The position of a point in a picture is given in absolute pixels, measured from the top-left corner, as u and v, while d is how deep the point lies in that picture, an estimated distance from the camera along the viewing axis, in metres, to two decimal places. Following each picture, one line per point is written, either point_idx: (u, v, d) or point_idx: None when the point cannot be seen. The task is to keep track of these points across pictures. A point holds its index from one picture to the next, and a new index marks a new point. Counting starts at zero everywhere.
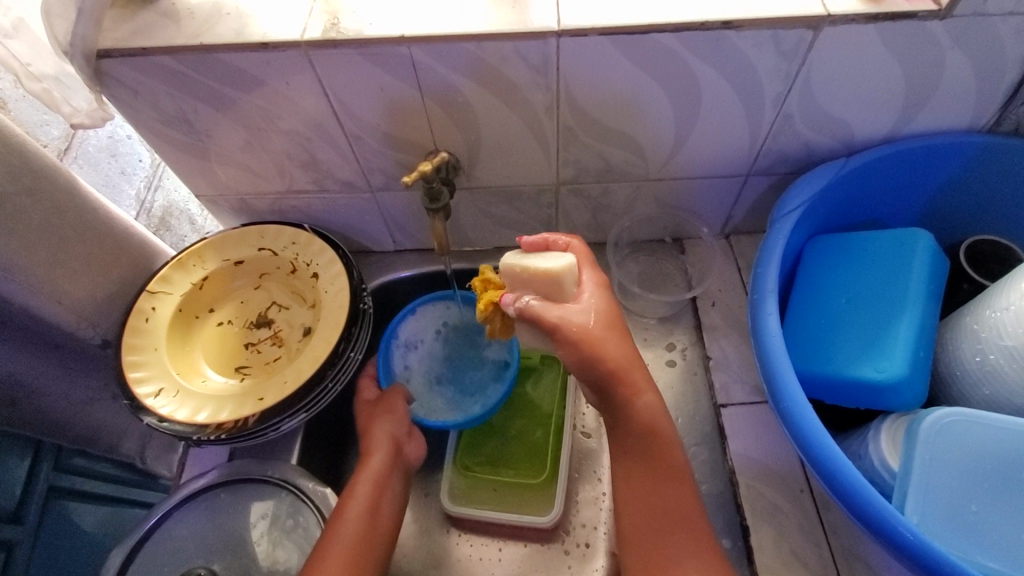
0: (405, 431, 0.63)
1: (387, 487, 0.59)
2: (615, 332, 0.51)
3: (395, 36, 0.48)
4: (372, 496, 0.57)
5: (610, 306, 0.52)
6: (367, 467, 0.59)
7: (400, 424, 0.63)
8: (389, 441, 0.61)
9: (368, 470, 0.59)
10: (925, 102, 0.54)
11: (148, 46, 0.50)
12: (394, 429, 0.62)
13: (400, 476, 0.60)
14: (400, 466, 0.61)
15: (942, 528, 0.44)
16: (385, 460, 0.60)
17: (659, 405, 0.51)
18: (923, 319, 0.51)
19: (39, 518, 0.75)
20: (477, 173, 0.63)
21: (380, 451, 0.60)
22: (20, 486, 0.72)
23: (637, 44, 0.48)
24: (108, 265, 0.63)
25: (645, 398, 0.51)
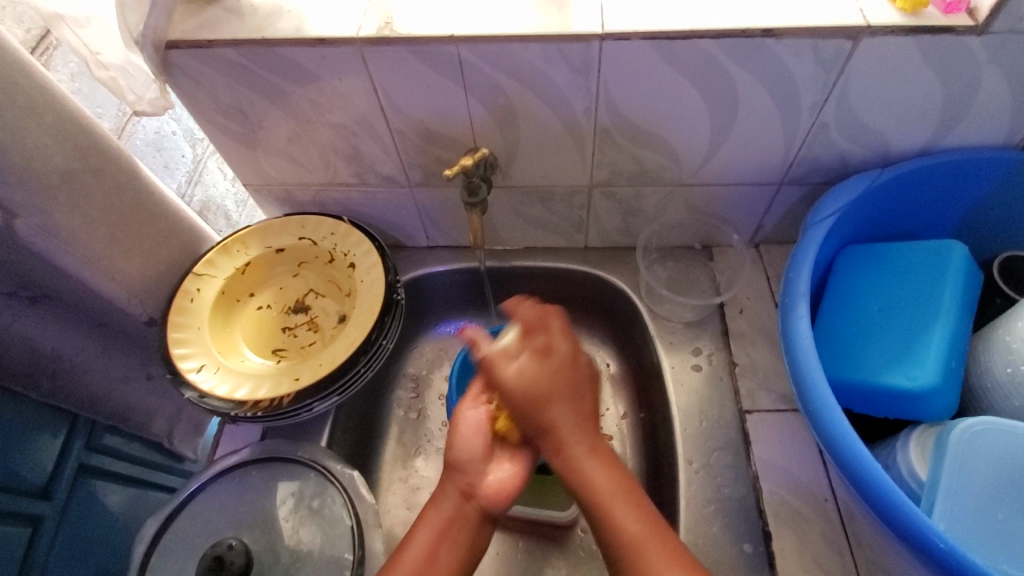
0: (477, 473, 0.54)
1: (450, 536, 0.52)
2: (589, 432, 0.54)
3: (444, 35, 0.51)
4: (429, 546, 0.51)
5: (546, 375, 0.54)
6: (436, 506, 0.54)
7: (468, 469, 0.54)
8: (457, 487, 0.54)
9: (429, 520, 0.53)
10: (961, 116, 0.54)
11: (213, 39, 0.53)
12: (461, 479, 0.54)
13: (467, 531, 0.53)
14: (473, 513, 0.53)
15: (972, 536, 0.44)
16: (455, 507, 0.53)
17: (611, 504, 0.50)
18: (956, 331, 0.51)
19: (67, 495, 0.77)
20: (513, 172, 0.65)
21: (447, 500, 0.54)
22: (52, 462, 0.75)
23: (677, 50, 0.50)
24: (158, 246, 0.66)
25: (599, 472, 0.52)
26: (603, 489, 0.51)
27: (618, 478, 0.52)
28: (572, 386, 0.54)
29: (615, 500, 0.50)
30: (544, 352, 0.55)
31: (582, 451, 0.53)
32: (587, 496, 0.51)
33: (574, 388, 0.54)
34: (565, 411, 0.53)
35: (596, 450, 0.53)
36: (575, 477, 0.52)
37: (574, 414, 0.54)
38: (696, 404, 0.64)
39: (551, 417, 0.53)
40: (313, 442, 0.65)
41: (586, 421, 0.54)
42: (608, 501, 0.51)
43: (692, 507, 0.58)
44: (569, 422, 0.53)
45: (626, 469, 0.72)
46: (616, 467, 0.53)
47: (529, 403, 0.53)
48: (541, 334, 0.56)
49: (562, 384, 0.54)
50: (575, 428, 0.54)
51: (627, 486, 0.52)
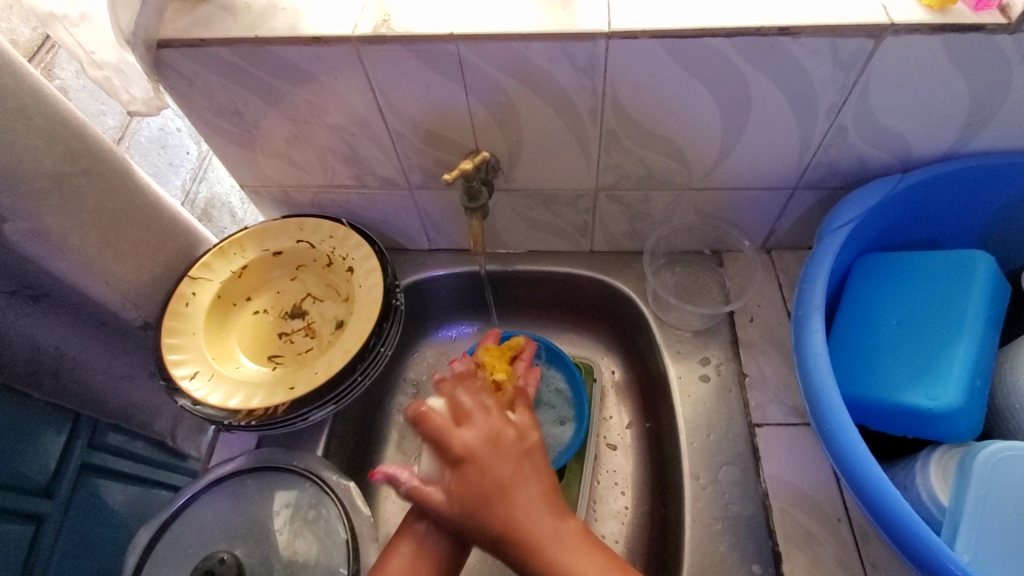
0: (436, 503, 0.50)
1: (421, 566, 0.48)
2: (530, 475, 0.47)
3: (444, 33, 0.48)
4: (409, 569, 0.48)
5: (503, 443, 0.48)
6: (406, 531, 0.50)
7: (427, 500, 0.50)
8: (416, 514, 0.50)
9: (407, 537, 0.50)
10: (989, 119, 0.51)
11: (205, 37, 0.51)
12: (416, 510, 0.50)
13: (444, 545, 0.49)
14: (445, 535, 0.49)
15: (996, 569, 0.41)
16: (416, 539, 0.49)
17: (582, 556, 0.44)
18: (982, 347, 0.48)
19: (70, 493, 0.76)
20: (516, 175, 0.63)
21: (407, 539, 0.49)
22: (54, 461, 0.74)
23: (688, 49, 0.47)
24: (154, 248, 0.65)
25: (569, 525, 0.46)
26: (541, 535, 0.44)
27: (605, 559, 0.45)
28: (532, 462, 0.48)
29: (555, 539, 0.45)
30: (483, 395, 0.51)
31: (530, 505, 0.45)
32: (514, 545, 0.44)
33: (441, 446, 0.47)
34: (525, 491, 0.46)
35: (550, 496, 0.47)
36: (493, 530, 0.45)
37: (524, 465, 0.47)
38: (704, 417, 0.62)
39: (508, 508, 0.45)
40: (310, 450, 0.64)
41: (543, 493, 0.47)
42: (546, 546, 0.44)
43: (699, 525, 0.56)
44: (535, 500, 0.46)
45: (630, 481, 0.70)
46: (568, 513, 0.47)
47: (479, 497, 0.45)
48: (462, 416, 0.49)
49: (500, 467, 0.46)
50: (538, 504, 0.46)
51: (558, 508, 0.46)
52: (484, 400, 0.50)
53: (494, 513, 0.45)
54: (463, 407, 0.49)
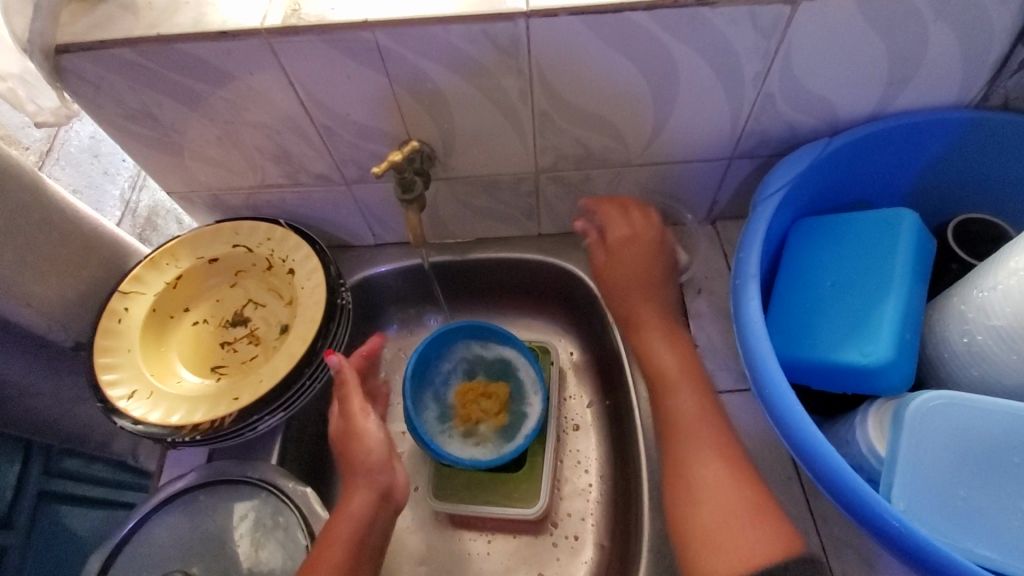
0: (388, 472, 0.58)
1: (367, 538, 0.54)
2: (677, 350, 0.60)
3: (358, 21, 0.46)
4: (354, 541, 0.52)
5: (642, 254, 0.63)
6: (346, 511, 0.54)
7: (379, 466, 0.58)
8: (371, 486, 0.56)
9: (346, 514, 0.54)
10: (909, 78, 0.52)
11: (105, 39, 0.48)
12: (376, 471, 0.57)
13: (383, 522, 0.56)
14: (385, 511, 0.56)
15: (931, 516, 0.43)
16: (365, 506, 0.55)
17: (694, 410, 0.55)
18: (910, 301, 0.50)
19: (30, 521, 0.73)
20: (454, 163, 0.62)
21: (362, 499, 0.55)
22: (12, 489, 0.70)
23: (610, 24, 0.47)
24: (79, 265, 0.61)
25: (679, 400, 0.56)
26: (668, 367, 0.58)
27: (683, 359, 0.59)
28: (668, 324, 0.62)
29: (705, 464, 0.51)
30: (652, 285, 0.63)
31: (672, 383, 0.57)
32: (654, 375, 0.58)
33: (649, 258, 0.64)
34: (664, 338, 0.60)
35: (677, 344, 0.60)
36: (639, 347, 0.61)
37: (659, 330, 0.61)
38: None
39: (641, 334, 0.61)
40: (264, 459, 0.62)
41: (662, 328, 0.61)
42: (697, 423, 0.54)
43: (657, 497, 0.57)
44: (674, 362, 0.59)
45: (594, 459, 0.70)
46: (694, 378, 0.57)
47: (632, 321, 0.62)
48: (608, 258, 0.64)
49: (632, 300, 0.63)
50: (674, 352, 0.59)
51: (723, 443, 0.52)
52: (649, 245, 0.64)
53: (639, 344, 0.60)
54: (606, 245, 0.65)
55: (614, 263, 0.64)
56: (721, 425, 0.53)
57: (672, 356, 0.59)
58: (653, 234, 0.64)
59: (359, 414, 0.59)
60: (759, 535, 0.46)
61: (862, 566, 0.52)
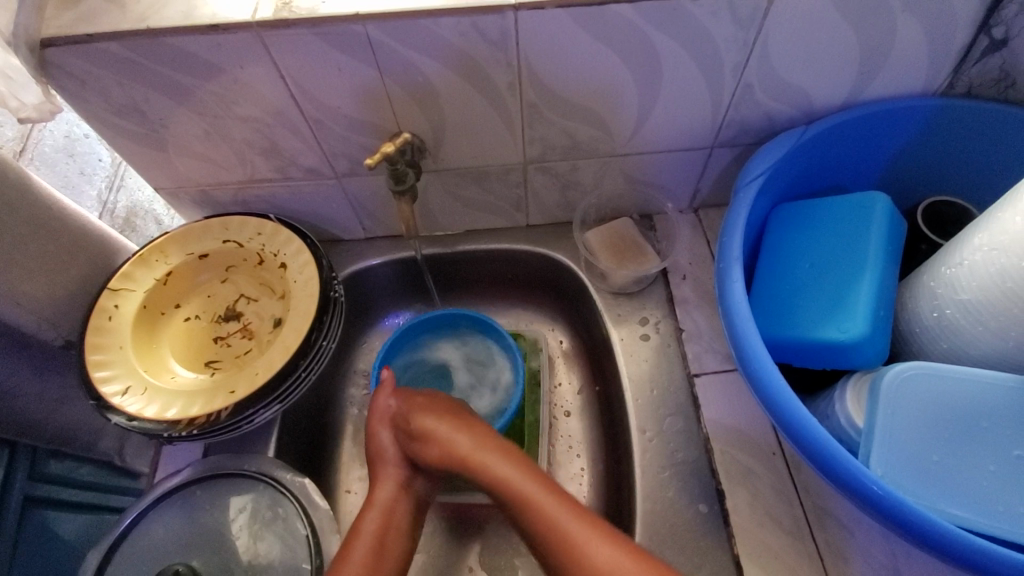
0: (408, 466, 0.59)
1: (394, 523, 0.55)
2: (489, 446, 0.55)
3: (349, 14, 0.47)
4: (380, 530, 0.54)
5: (424, 399, 0.60)
6: (374, 503, 0.56)
7: (400, 460, 0.59)
8: (394, 479, 0.58)
9: (374, 506, 0.56)
10: (879, 68, 0.55)
11: (92, 32, 0.48)
12: (396, 462, 0.59)
13: (407, 515, 0.57)
14: (407, 503, 0.57)
15: (906, 480, 0.45)
16: (389, 497, 0.57)
17: (518, 474, 0.53)
18: (883, 280, 0.52)
19: (17, 527, 0.68)
20: (443, 155, 0.63)
21: (385, 488, 0.57)
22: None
23: (596, 17, 0.48)
24: (66, 262, 0.61)
25: (507, 473, 0.53)
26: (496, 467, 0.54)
27: (532, 475, 0.53)
28: (464, 421, 0.58)
29: (559, 512, 0.50)
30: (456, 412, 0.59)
31: (519, 479, 0.53)
32: (515, 497, 0.52)
33: (451, 408, 0.59)
34: (505, 457, 0.54)
35: (528, 470, 0.54)
36: (443, 451, 0.56)
37: (501, 449, 0.55)
38: (647, 374, 0.65)
39: (485, 455, 0.55)
40: (261, 452, 0.62)
41: (502, 452, 0.55)
42: (547, 505, 0.50)
43: (648, 475, 0.59)
44: (518, 475, 0.53)
45: (585, 444, 0.72)
46: (536, 471, 0.54)
47: (469, 457, 0.55)
48: (407, 403, 0.60)
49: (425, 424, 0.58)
50: (512, 467, 0.54)
51: (549, 487, 0.52)
52: (452, 406, 0.60)
53: (486, 469, 0.54)
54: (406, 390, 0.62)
55: (421, 405, 0.59)
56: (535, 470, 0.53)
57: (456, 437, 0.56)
58: (444, 397, 0.61)
59: (381, 420, 0.60)
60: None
61: (843, 533, 0.54)
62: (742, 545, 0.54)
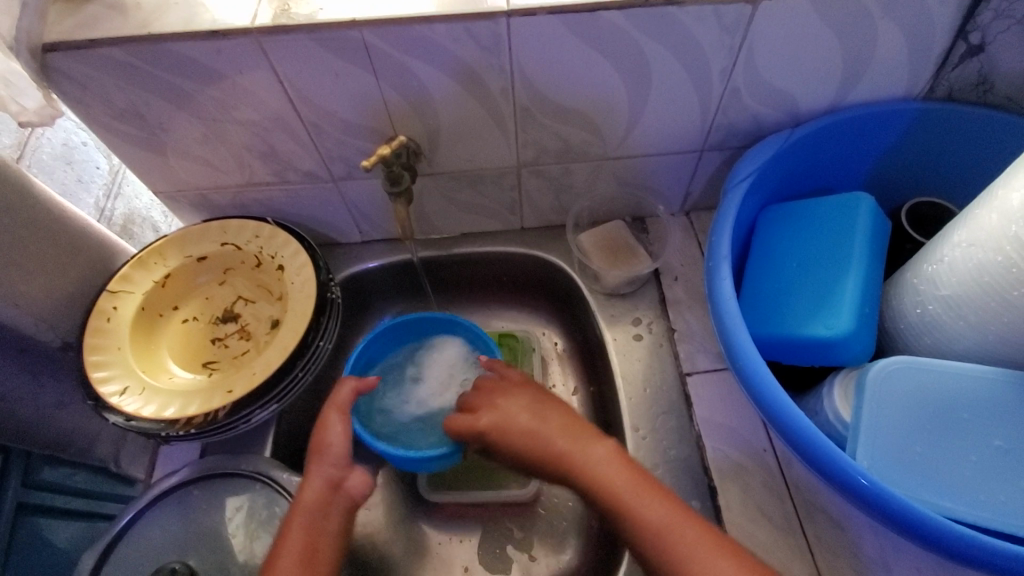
0: (345, 464, 0.54)
1: (325, 528, 0.51)
2: (573, 427, 0.53)
3: (347, 19, 0.48)
4: (309, 539, 0.50)
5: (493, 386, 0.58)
6: (302, 506, 0.52)
7: (340, 458, 0.54)
8: (325, 478, 0.53)
9: (302, 509, 0.52)
10: (861, 73, 0.57)
11: (95, 38, 0.49)
12: (332, 461, 0.54)
13: (341, 516, 0.53)
14: (340, 505, 0.53)
15: (891, 471, 0.46)
16: (320, 497, 0.52)
17: (614, 457, 0.51)
18: (869, 278, 0.53)
19: (8, 535, 0.67)
20: (439, 158, 0.64)
21: (313, 487, 0.53)
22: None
23: (586, 22, 0.50)
24: (65, 264, 0.61)
25: (598, 451, 0.51)
26: (568, 447, 0.52)
27: (619, 467, 0.50)
28: (576, 420, 0.54)
29: (632, 500, 0.48)
30: (540, 398, 0.56)
31: (635, 495, 0.48)
32: (610, 501, 0.49)
33: (535, 397, 0.56)
34: (612, 459, 0.50)
35: (649, 492, 0.48)
36: (523, 439, 0.53)
37: (608, 449, 0.51)
38: (640, 373, 0.66)
39: (589, 454, 0.51)
40: (257, 453, 0.63)
41: (597, 438, 0.52)
42: (671, 535, 0.46)
43: None
44: (628, 482, 0.49)
45: None
46: (663, 493, 0.48)
47: (567, 456, 0.51)
48: (485, 403, 0.57)
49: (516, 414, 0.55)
50: (616, 471, 0.50)
51: (632, 470, 0.50)
52: (536, 395, 0.56)
53: (584, 468, 0.50)
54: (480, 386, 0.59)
55: (497, 399, 0.56)
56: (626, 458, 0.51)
57: (524, 415, 0.54)
58: (529, 390, 0.57)
59: (336, 411, 0.57)
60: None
61: (833, 528, 0.55)
62: (733, 540, 0.55)
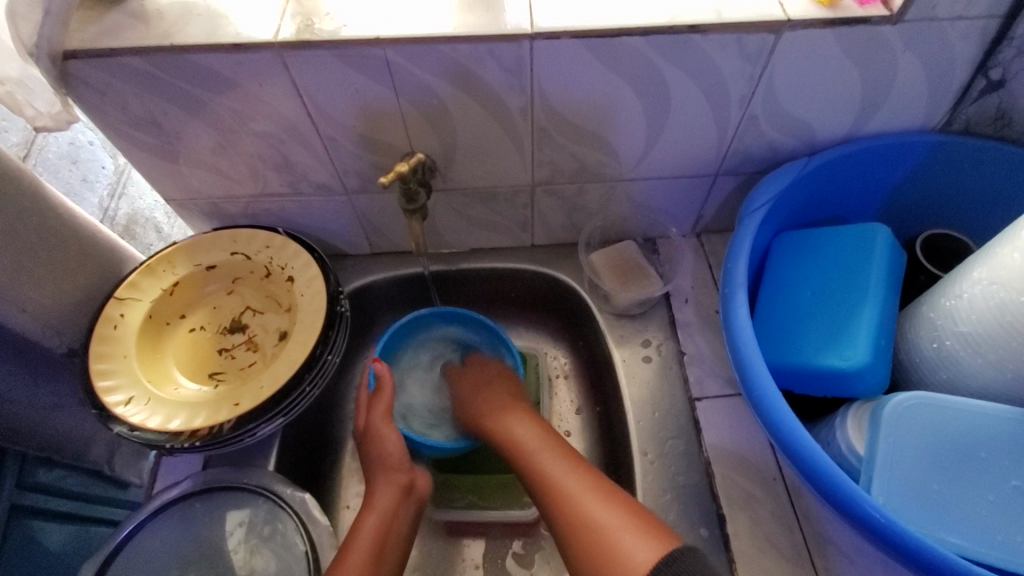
0: (409, 470, 0.59)
1: (393, 529, 0.55)
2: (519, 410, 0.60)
3: (370, 37, 0.48)
4: (379, 537, 0.53)
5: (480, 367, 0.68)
6: (375, 507, 0.55)
7: (401, 465, 0.58)
8: (398, 485, 0.57)
9: (375, 509, 0.55)
10: (880, 103, 0.57)
11: (116, 47, 0.49)
12: (398, 467, 0.58)
13: (406, 520, 0.57)
14: (409, 508, 0.57)
15: (907, 507, 0.46)
16: (393, 502, 0.56)
17: (534, 429, 0.58)
18: (884, 310, 0.53)
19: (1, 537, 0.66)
20: (454, 175, 0.64)
21: (387, 493, 0.56)
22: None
23: (609, 48, 0.50)
24: (74, 270, 0.61)
25: (527, 413, 0.60)
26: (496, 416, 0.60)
27: (542, 436, 0.57)
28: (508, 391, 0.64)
29: (548, 455, 0.54)
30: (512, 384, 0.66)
31: (546, 450, 0.55)
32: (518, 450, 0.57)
33: (512, 392, 0.64)
34: (522, 420, 0.59)
35: (565, 453, 0.54)
36: (503, 430, 0.59)
37: (533, 418, 0.59)
38: (649, 396, 0.65)
39: (504, 420, 0.60)
40: (261, 467, 0.62)
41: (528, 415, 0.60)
42: (563, 474, 0.52)
43: (650, 498, 0.59)
44: (536, 439, 0.56)
45: None
46: (573, 452, 0.55)
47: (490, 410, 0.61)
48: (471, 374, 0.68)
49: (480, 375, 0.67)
50: (540, 437, 0.57)
51: (553, 439, 0.56)
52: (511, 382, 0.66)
53: (499, 425, 0.59)
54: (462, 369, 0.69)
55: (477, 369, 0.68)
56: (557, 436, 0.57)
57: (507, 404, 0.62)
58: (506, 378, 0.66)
59: (382, 419, 0.60)
60: (642, 546, 0.44)
61: (842, 560, 0.54)
62: (742, 570, 0.54)
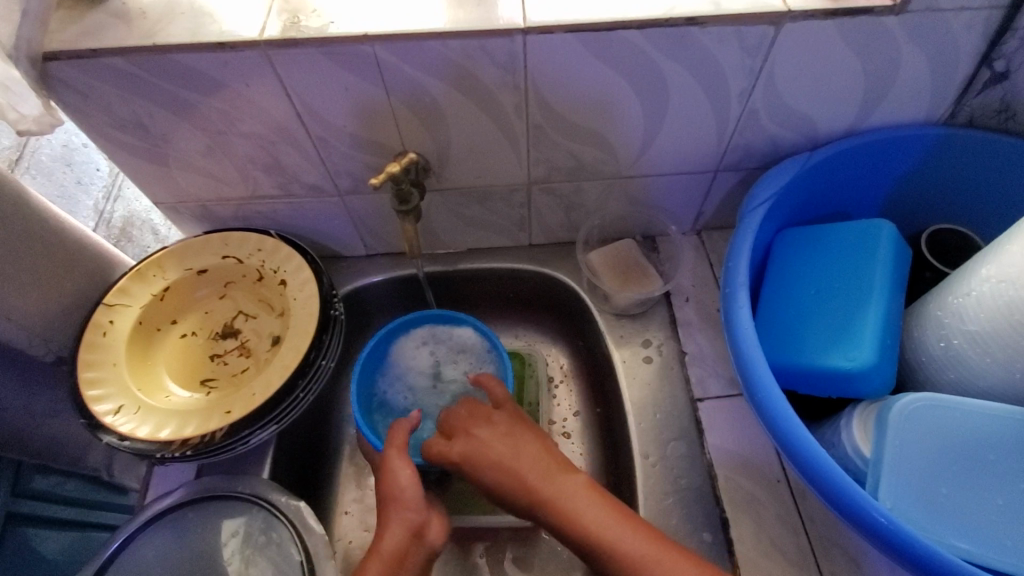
0: (423, 510, 0.53)
1: None
2: (594, 495, 0.49)
3: (359, 34, 0.47)
4: None
5: (507, 423, 0.54)
6: (381, 553, 0.50)
7: (416, 503, 0.53)
8: (404, 526, 0.52)
9: (379, 556, 0.50)
10: (884, 96, 0.55)
11: (97, 47, 0.48)
12: (412, 506, 0.52)
13: (416, 568, 0.52)
14: (420, 555, 0.52)
15: (914, 512, 0.45)
16: (400, 547, 0.51)
17: (635, 536, 0.46)
18: (890, 309, 0.52)
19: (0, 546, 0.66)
20: (447, 174, 0.63)
21: (395, 536, 0.51)
22: None
23: (605, 42, 0.48)
24: (61, 277, 0.59)
25: (571, 482, 0.49)
26: (560, 501, 0.48)
27: (647, 536, 0.46)
28: (523, 437, 0.53)
29: (662, 562, 0.44)
30: (514, 427, 0.54)
31: (610, 524, 0.47)
32: (580, 535, 0.47)
33: (542, 444, 0.53)
34: (586, 492, 0.49)
35: (628, 520, 0.47)
36: (556, 506, 0.48)
37: (581, 482, 0.50)
38: (650, 397, 0.64)
39: (558, 486, 0.49)
40: (255, 474, 0.61)
41: (586, 484, 0.49)
42: (652, 564, 0.44)
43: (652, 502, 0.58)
44: (601, 514, 0.47)
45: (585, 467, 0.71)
46: (640, 522, 0.47)
47: (536, 485, 0.50)
48: (459, 429, 0.55)
49: (492, 448, 0.52)
50: (592, 506, 0.48)
51: (655, 537, 0.46)
52: (512, 423, 0.54)
53: (551, 497, 0.49)
54: (455, 429, 0.55)
55: (478, 436, 0.53)
56: (649, 526, 0.47)
57: (522, 473, 0.50)
58: (504, 414, 0.55)
59: (397, 457, 0.54)
60: None
61: (849, 564, 0.53)
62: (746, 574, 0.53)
